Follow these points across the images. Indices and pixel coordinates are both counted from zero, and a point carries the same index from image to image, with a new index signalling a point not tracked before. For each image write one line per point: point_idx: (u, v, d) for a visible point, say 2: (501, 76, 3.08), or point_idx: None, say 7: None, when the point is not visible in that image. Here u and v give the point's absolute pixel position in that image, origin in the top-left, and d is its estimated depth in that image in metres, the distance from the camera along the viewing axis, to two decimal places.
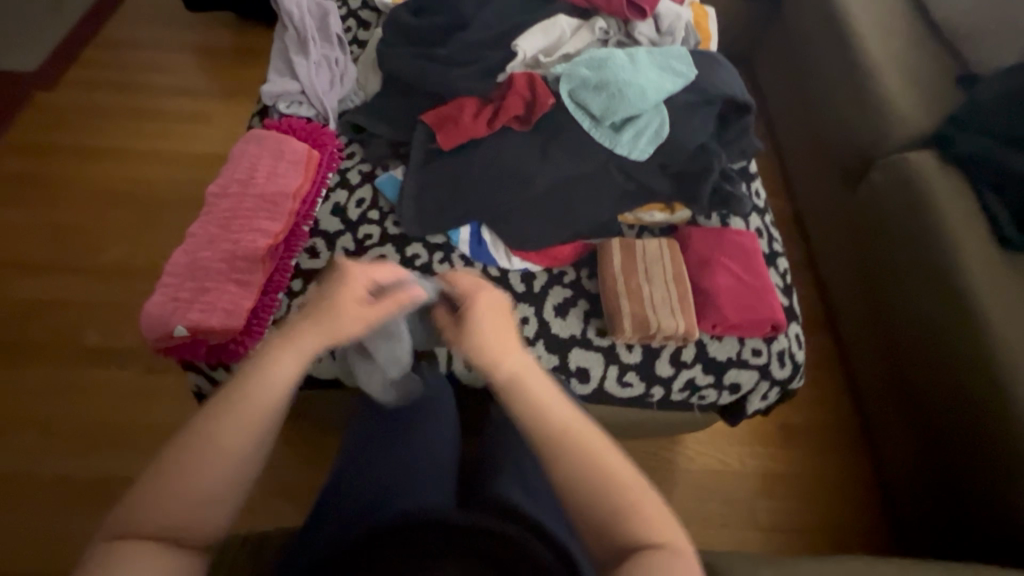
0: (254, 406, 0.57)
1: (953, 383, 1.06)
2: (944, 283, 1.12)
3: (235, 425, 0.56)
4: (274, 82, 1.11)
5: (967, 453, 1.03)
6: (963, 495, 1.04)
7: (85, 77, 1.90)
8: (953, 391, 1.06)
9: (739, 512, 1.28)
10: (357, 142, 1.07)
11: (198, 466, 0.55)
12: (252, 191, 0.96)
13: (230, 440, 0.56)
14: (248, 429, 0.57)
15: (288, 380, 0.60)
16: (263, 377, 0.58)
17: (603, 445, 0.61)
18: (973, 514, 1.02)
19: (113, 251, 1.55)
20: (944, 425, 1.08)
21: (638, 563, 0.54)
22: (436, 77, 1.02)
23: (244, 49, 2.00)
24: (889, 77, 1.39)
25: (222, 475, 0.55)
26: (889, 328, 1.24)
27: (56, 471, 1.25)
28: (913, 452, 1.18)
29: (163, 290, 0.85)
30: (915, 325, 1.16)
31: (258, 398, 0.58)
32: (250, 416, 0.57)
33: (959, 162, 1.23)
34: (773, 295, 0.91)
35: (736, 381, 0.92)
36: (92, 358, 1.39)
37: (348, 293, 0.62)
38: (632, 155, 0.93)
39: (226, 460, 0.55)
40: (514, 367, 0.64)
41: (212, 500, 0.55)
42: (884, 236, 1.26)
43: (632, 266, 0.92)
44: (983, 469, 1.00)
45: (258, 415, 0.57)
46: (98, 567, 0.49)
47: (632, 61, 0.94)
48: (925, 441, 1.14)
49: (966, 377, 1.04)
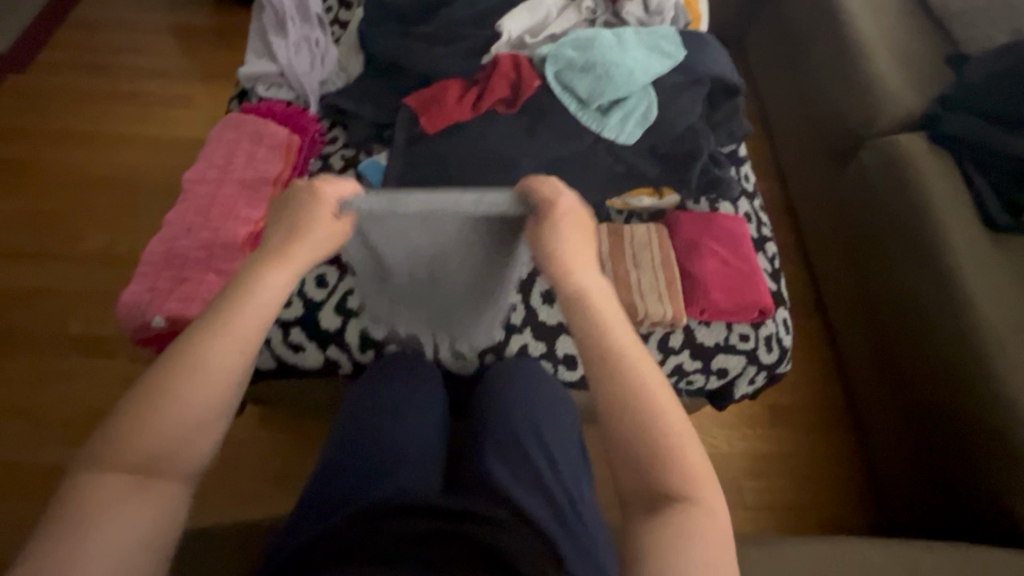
0: (241, 326, 0.58)
1: (938, 356, 1.07)
2: (932, 265, 1.12)
3: (219, 351, 0.56)
4: (252, 64, 1.08)
5: (950, 420, 1.05)
6: (944, 465, 1.07)
7: (58, 59, 1.83)
8: (938, 371, 1.07)
9: (728, 493, 1.30)
10: (339, 127, 1.06)
11: (183, 393, 0.54)
12: (231, 177, 0.93)
13: (215, 364, 0.56)
14: (235, 348, 0.57)
15: (272, 301, 0.60)
16: (244, 300, 0.59)
17: (660, 387, 0.56)
18: (955, 484, 1.04)
19: (93, 239, 1.51)
20: (929, 398, 1.09)
21: (672, 519, 0.50)
22: (419, 59, 0.99)
23: (223, 29, 1.94)
24: (880, 57, 1.37)
25: (211, 402, 0.55)
26: (875, 310, 1.25)
27: (41, 462, 1.23)
28: (898, 432, 1.20)
29: (140, 280, 0.83)
30: (901, 306, 1.16)
31: (243, 317, 0.58)
32: (234, 338, 0.57)
33: (948, 143, 1.22)
34: (761, 280, 0.91)
35: (723, 366, 0.92)
36: (74, 348, 1.36)
37: (315, 215, 0.64)
38: (620, 138, 0.92)
39: (215, 384, 0.56)
40: (582, 286, 0.62)
41: (201, 425, 0.55)
42: (874, 218, 1.25)
43: (620, 252, 0.91)
44: (964, 437, 1.02)
45: (245, 337, 0.58)
46: (91, 491, 0.49)
47: (620, 41, 0.93)
48: (909, 421, 1.16)
49: (953, 355, 1.05)
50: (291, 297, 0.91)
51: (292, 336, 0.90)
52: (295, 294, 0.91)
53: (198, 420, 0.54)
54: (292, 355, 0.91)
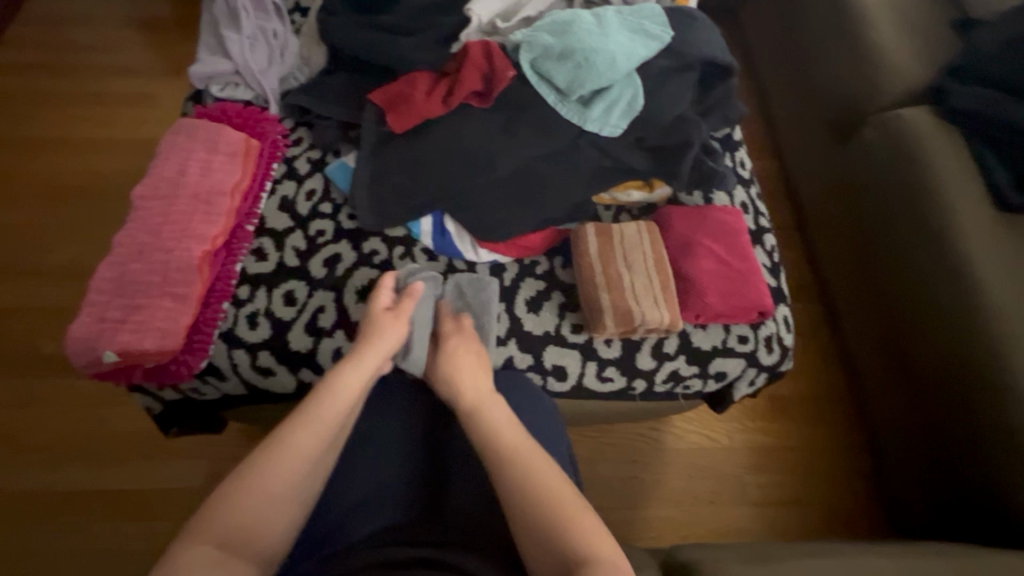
0: (322, 426, 0.62)
1: (938, 343, 1.04)
2: (940, 251, 1.06)
3: (294, 453, 0.59)
4: (203, 61, 0.99)
5: (946, 406, 1.02)
6: (948, 452, 1.04)
7: (12, 60, 1.73)
8: (940, 364, 1.03)
9: (728, 488, 1.26)
10: (304, 127, 0.99)
11: (260, 494, 0.57)
12: (184, 191, 0.85)
13: (292, 464, 0.59)
14: (321, 432, 0.61)
15: (352, 391, 0.66)
16: (328, 399, 0.64)
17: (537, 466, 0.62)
18: (962, 471, 1.02)
19: (60, 250, 1.44)
20: (929, 383, 1.06)
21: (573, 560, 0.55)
22: (383, 49, 0.91)
23: (185, 19, 1.83)
24: (881, 25, 1.29)
25: (280, 508, 0.57)
26: (880, 298, 1.20)
27: (19, 490, 1.19)
28: (903, 420, 1.17)
29: (89, 310, 0.77)
30: (906, 294, 1.11)
31: (331, 406, 0.64)
32: (314, 439, 0.61)
33: (955, 118, 1.15)
34: (759, 278, 0.85)
35: (722, 370, 0.87)
36: (47, 368, 1.31)
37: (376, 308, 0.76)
38: (603, 131, 0.84)
39: (289, 488, 0.58)
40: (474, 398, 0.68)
41: (266, 528, 0.56)
42: (876, 204, 1.19)
43: (610, 253, 0.84)
44: (967, 425, 0.99)
45: (319, 442, 0.61)
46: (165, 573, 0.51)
47: (600, 22, 0.83)
48: (917, 411, 1.12)
49: (954, 351, 1.01)
50: (258, 319, 0.83)
51: (261, 359, 0.82)
52: (262, 315, 0.83)
53: (272, 528, 0.56)
54: (262, 380, 0.83)
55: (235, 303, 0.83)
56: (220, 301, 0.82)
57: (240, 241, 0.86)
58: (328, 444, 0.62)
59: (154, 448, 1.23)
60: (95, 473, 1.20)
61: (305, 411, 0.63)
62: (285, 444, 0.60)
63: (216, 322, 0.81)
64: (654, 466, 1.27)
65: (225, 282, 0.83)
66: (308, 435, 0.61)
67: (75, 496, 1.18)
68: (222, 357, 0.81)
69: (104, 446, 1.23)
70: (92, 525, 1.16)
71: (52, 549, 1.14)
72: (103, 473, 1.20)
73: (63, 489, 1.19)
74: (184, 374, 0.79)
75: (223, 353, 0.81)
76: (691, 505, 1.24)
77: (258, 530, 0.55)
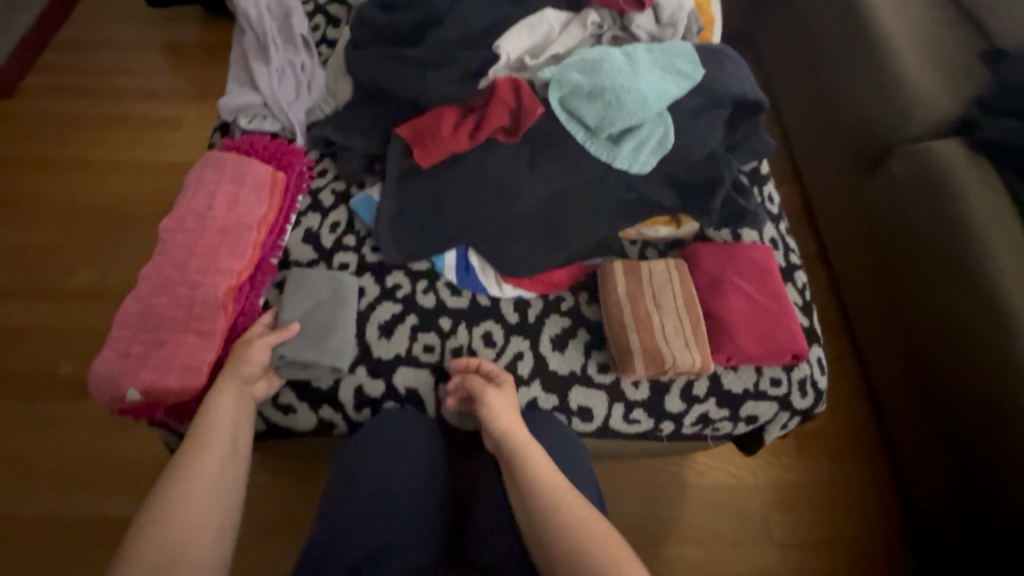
0: (214, 446, 0.65)
1: (973, 378, 1.00)
2: (977, 307, 1.01)
3: (198, 472, 0.62)
4: (233, 94, 1.00)
5: (983, 445, 0.98)
6: (986, 495, 0.99)
7: (45, 83, 1.77)
8: (979, 423, 0.99)
9: (752, 527, 1.22)
10: (329, 158, 0.99)
11: (183, 513, 0.58)
12: (211, 224, 0.85)
13: (200, 498, 0.60)
14: (212, 451, 0.64)
15: (227, 414, 0.69)
16: (211, 424, 0.67)
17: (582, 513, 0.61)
18: (999, 516, 0.97)
19: (81, 271, 1.46)
20: (964, 420, 1.02)
21: None
22: (411, 83, 0.91)
23: (212, 44, 1.87)
24: (907, 55, 1.28)
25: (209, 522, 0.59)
26: (914, 349, 1.15)
27: (31, 516, 1.18)
28: (941, 476, 1.11)
29: (112, 345, 0.76)
30: (942, 350, 1.06)
31: (213, 430, 0.66)
32: (214, 455, 0.64)
33: (985, 149, 1.14)
34: (794, 319, 0.82)
35: (753, 414, 0.84)
36: (65, 391, 1.31)
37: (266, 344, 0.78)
38: (632, 168, 0.82)
39: (211, 508, 0.60)
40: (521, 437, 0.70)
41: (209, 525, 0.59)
42: (909, 255, 1.15)
43: (639, 292, 0.82)
44: (1004, 466, 0.94)
45: (218, 457, 0.64)
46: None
47: (630, 61, 0.82)
48: (957, 470, 1.06)
49: (994, 413, 0.96)
50: None
51: (282, 397, 0.81)
52: None
53: (205, 550, 0.57)
54: (284, 418, 0.82)
55: None
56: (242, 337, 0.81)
57: (264, 275, 0.86)
58: (227, 459, 0.65)
59: None
60: (108, 500, 1.19)
61: (199, 438, 0.65)
62: (187, 467, 0.62)
63: None
64: (676, 503, 1.23)
65: (248, 318, 0.82)
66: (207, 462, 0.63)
67: (86, 523, 1.17)
68: None
69: (118, 470, 1.22)
70: (103, 554, 1.14)
71: None
72: (115, 500, 1.19)
73: (73, 514, 1.18)
74: None
75: None
76: (715, 544, 1.20)
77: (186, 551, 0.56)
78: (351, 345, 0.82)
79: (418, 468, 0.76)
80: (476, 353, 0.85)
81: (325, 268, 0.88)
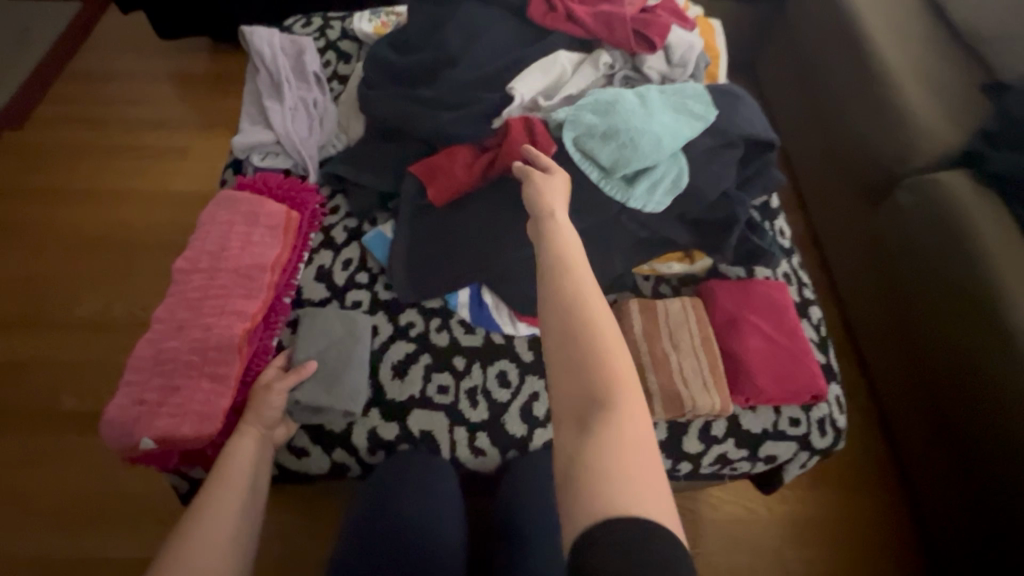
0: (235, 485, 0.64)
1: (987, 406, 0.99)
2: (983, 328, 1.02)
3: (219, 506, 0.60)
4: (246, 132, 1.01)
5: (1000, 475, 0.97)
6: (1005, 527, 0.97)
7: (55, 114, 1.79)
8: (995, 453, 0.98)
9: (770, 563, 1.19)
10: (341, 194, 0.99)
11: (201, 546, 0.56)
12: (225, 265, 0.84)
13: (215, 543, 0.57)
14: (232, 490, 0.63)
15: (249, 454, 0.69)
16: (230, 470, 0.65)
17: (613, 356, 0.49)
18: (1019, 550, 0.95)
19: (88, 302, 1.45)
20: (981, 450, 1.01)
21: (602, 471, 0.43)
22: (425, 124, 0.92)
23: (221, 75, 1.89)
24: (910, 86, 1.30)
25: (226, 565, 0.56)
26: (923, 371, 1.15)
27: (32, 556, 1.15)
28: (956, 500, 1.10)
29: (126, 391, 0.75)
30: (951, 371, 1.06)
31: (232, 469, 0.66)
32: (235, 493, 0.63)
33: (992, 181, 1.14)
34: (811, 358, 0.82)
35: (772, 454, 0.83)
36: (69, 425, 1.29)
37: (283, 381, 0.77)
38: (646, 208, 0.82)
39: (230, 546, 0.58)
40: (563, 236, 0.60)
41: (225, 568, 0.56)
42: (915, 277, 1.16)
43: (655, 331, 0.81)
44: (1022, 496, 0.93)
45: (237, 495, 0.63)
46: None
47: (644, 103, 0.83)
48: (971, 492, 1.05)
49: (1006, 433, 0.96)
50: None
51: (296, 440, 0.80)
52: None
53: None
54: (297, 462, 0.81)
55: None
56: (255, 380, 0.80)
57: (278, 314, 0.86)
58: (246, 500, 0.64)
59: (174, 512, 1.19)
60: (111, 539, 1.17)
61: (220, 477, 0.64)
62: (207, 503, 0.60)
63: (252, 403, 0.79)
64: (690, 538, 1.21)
65: (261, 358, 0.81)
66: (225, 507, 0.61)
67: (87, 564, 1.14)
68: None
69: (121, 507, 1.20)
70: None
71: None
72: (117, 539, 1.16)
73: (74, 553, 1.15)
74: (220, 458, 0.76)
75: None
76: None
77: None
78: (365, 387, 0.81)
79: (434, 512, 0.75)
80: (491, 392, 0.83)
81: (338, 307, 0.87)
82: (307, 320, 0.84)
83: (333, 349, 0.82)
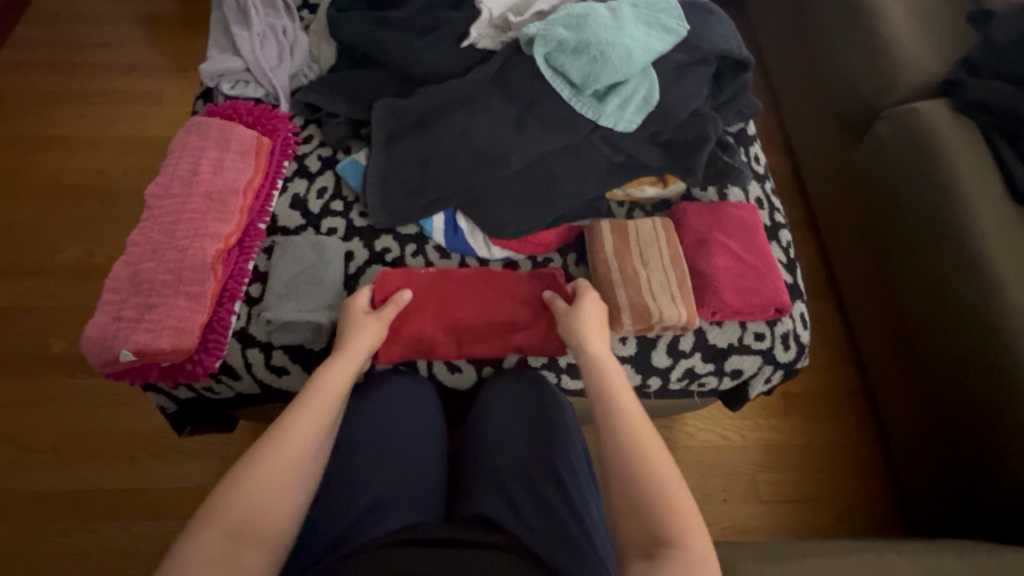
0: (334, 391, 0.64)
1: (943, 323, 1.05)
2: (983, 300, 0.99)
3: (327, 397, 0.63)
4: (214, 59, 0.98)
5: (953, 391, 1.03)
6: (955, 435, 1.04)
7: (20, 58, 1.73)
8: (950, 365, 1.03)
9: (741, 486, 1.24)
10: (314, 124, 0.97)
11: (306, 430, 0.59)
12: (196, 189, 0.84)
13: (293, 448, 0.57)
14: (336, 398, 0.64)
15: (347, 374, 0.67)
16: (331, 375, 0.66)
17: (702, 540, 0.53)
18: (970, 456, 1.01)
19: (68, 250, 1.44)
20: (939, 367, 1.06)
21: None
22: (398, 48, 0.91)
23: (191, 15, 1.82)
24: (895, 15, 1.27)
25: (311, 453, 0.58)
26: (911, 338, 1.13)
27: (34, 489, 1.19)
28: (930, 463, 1.13)
29: (104, 310, 0.77)
30: (940, 352, 1.05)
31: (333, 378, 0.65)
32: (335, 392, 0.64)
33: (971, 112, 1.13)
34: (777, 275, 0.84)
35: (737, 368, 0.86)
36: (59, 367, 1.31)
37: (255, 325, 0.82)
38: (618, 126, 0.83)
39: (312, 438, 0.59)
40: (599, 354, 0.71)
41: (309, 457, 0.58)
42: (914, 257, 1.11)
43: (625, 249, 0.83)
44: (970, 409, 1.00)
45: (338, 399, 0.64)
46: (236, 473, 0.54)
47: (615, 17, 0.83)
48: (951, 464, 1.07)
49: (987, 399, 0.96)
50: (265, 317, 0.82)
51: (274, 358, 0.82)
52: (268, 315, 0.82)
53: (300, 466, 0.57)
54: (276, 380, 0.83)
55: (248, 302, 0.84)
56: (231, 301, 0.82)
57: (252, 241, 0.86)
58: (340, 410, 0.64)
59: (168, 446, 1.23)
60: (109, 472, 1.21)
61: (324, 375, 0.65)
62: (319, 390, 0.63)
63: (228, 323, 0.81)
64: None
65: (237, 282, 0.83)
66: (285, 461, 0.56)
67: (89, 495, 1.18)
68: (235, 356, 0.81)
69: (118, 443, 1.23)
70: (107, 524, 1.16)
71: (67, 550, 1.14)
72: (116, 471, 1.21)
73: (76, 487, 1.19)
74: (199, 373, 0.79)
75: (237, 352, 0.81)
76: (707, 503, 1.22)
77: (289, 457, 0.56)
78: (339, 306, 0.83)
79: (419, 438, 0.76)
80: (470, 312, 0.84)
81: (313, 233, 0.88)
82: (280, 241, 0.86)
83: (296, 271, 0.83)
